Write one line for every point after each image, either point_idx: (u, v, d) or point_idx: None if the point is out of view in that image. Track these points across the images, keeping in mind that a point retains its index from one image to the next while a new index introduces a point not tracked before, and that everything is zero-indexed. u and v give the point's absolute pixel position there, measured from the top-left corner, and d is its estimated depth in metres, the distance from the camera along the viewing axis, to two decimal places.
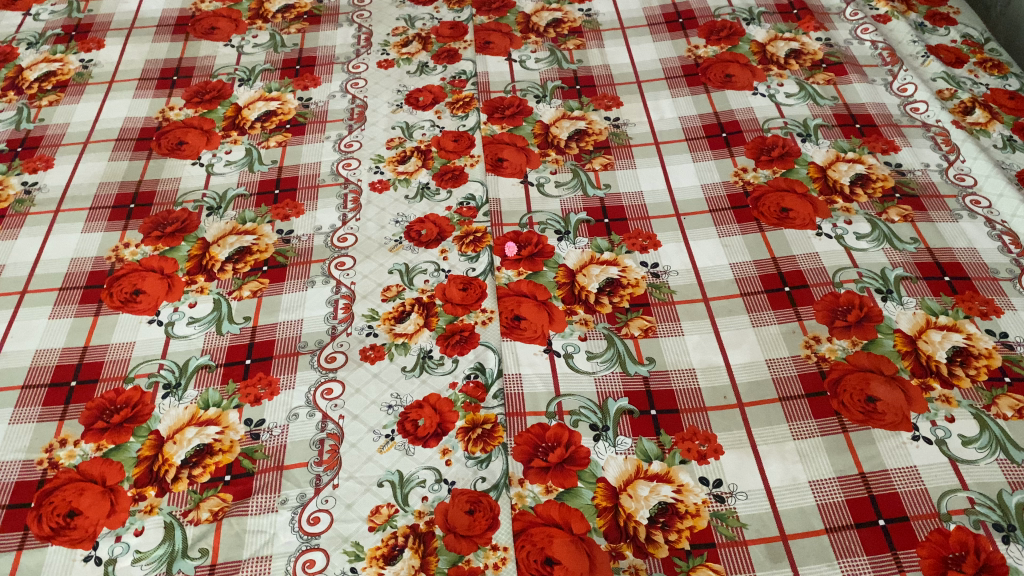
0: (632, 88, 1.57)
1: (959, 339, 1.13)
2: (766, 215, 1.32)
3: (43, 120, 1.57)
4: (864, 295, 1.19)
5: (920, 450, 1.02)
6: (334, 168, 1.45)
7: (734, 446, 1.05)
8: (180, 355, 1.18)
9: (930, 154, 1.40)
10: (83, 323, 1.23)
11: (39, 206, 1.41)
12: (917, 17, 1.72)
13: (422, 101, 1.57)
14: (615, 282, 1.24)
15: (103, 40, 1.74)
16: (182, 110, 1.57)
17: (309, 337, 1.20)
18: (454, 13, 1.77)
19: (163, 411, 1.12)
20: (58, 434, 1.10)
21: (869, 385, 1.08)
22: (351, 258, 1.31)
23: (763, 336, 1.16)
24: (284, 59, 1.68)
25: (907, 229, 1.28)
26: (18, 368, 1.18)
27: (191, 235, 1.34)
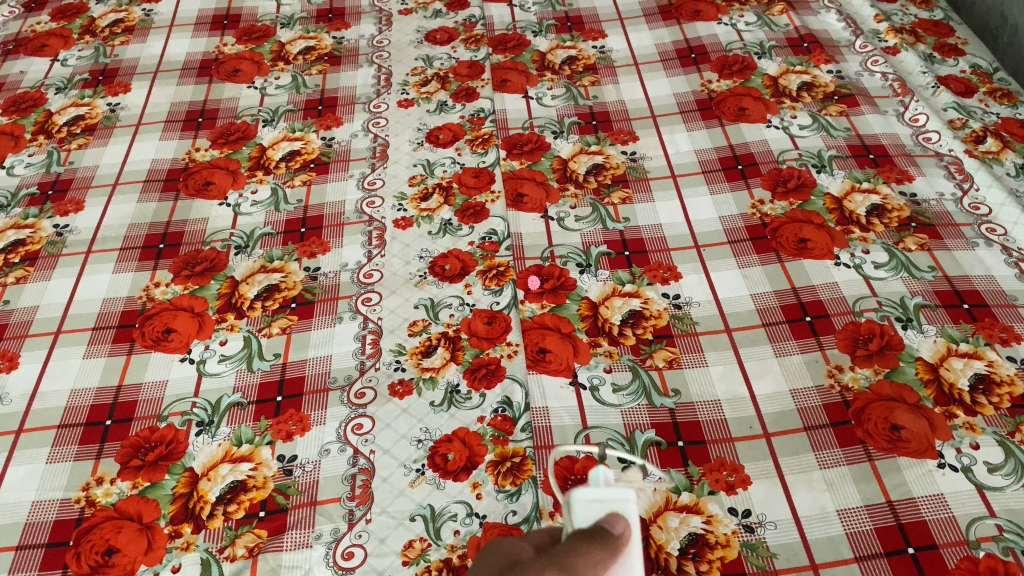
0: (648, 122, 1.60)
1: (981, 366, 1.14)
2: (785, 246, 1.34)
3: (72, 163, 1.61)
4: (884, 324, 1.21)
5: (947, 477, 1.03)
6: (359, 206, 1.48)
7: (762, 476, 1.06)
8: (212, 393, 1.20)
9: (944, 183, 1.42)
10: (117, 362, 1.26)
11: (71, 248, 1.44)
12: (926, 48, 1.75)
13: (442, 139, 1.60)
14: (638, 314, 1.26)
15: (129, 84, 1.79)
16: (208, 151, 1.60)
17: (338, 373, 1.22)
18: (471, 52, 1.81)
19: (198, 449, 1.14)
20: (94, 472, 1.12)
21: (894, 413, 1.10)
22: (377, 293, 1.33)
23: (786, 365, 1.18)
24: (307, 100, 1.72)
25: (924, 257, 1.30)
26: (54, 408, 1.20)
27: (220, 274, 1.37)
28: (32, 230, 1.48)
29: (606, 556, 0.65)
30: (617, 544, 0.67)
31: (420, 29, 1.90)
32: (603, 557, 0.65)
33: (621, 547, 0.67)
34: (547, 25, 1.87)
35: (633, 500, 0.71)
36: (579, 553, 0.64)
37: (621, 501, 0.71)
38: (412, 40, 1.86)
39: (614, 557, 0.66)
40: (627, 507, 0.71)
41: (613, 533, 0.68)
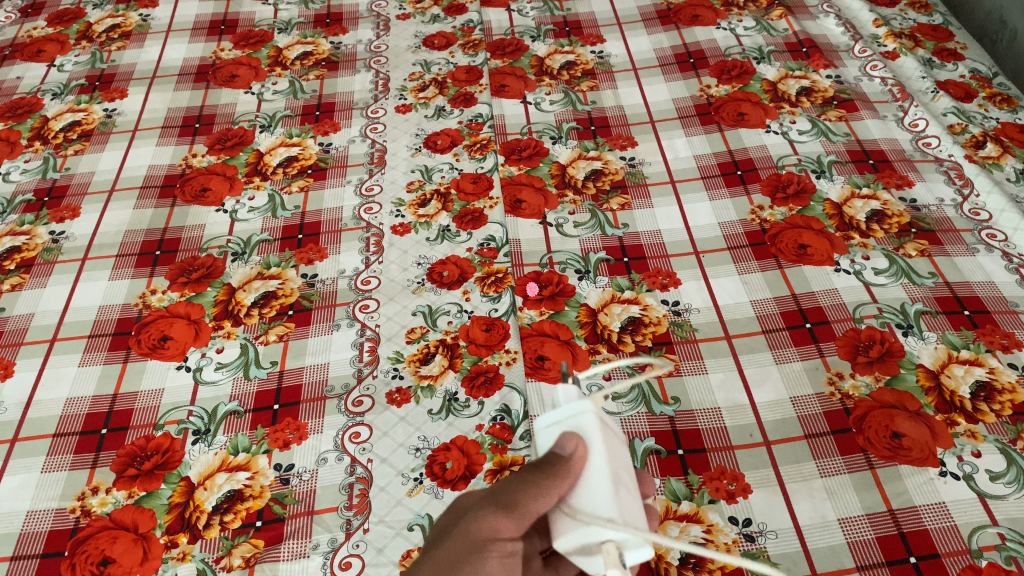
0: (647, 128, 1.60)
1: (982, 373, 1.14)
2: (785, 252, 1.33)
3: (68, 169, 1.60)
4: (885, 330, 1.20)
5: (948, 486, 1.02)
6: (356, 212, 1.47)
7: (762, 485, 1.05)
8: (208, 401, 1.20)
9: (944, 189, 1.42)
10: (112, 370, 1.25)
11: (67, 255, 1.43)
12: (925, 53, 1.74)
13: (440, 144, 1.59)
14: (637, 321, 1.26)
15: (126, 89, 1.78)
16: (205, 157, 1.60)
17: (335, 381, 1.21)
18: (469, 57, 1.80)
19: (194, 457, 1.13)
20: (90, 481, 1.11)
21: (895, 421, 1.09)
22: (375, 300, 1.32)
23: (786, 373, 1.17)
24: (304, 105, 1.71)
25: (924, 263, 1.29)
26: (50, 417, 1.20)
27: (217, 281, 1.36)
28: (28, 237, 1.47)
29: (553, 483, 0.64)
30: (566, 467, 0.65)
31: (418, 34, 1.89)
32: (548, 483, 0.64)
33: (571, 467, 0.65)
34: (545, 30, 1.87)
35: (588, 411, 0.67)
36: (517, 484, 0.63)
37: (579, 415, 0.68)
38: (410, 45, 1.86)
39: (567, 483, 0.65)
40: (585, 420, 0.67)
41: (562, 454, 0.65)
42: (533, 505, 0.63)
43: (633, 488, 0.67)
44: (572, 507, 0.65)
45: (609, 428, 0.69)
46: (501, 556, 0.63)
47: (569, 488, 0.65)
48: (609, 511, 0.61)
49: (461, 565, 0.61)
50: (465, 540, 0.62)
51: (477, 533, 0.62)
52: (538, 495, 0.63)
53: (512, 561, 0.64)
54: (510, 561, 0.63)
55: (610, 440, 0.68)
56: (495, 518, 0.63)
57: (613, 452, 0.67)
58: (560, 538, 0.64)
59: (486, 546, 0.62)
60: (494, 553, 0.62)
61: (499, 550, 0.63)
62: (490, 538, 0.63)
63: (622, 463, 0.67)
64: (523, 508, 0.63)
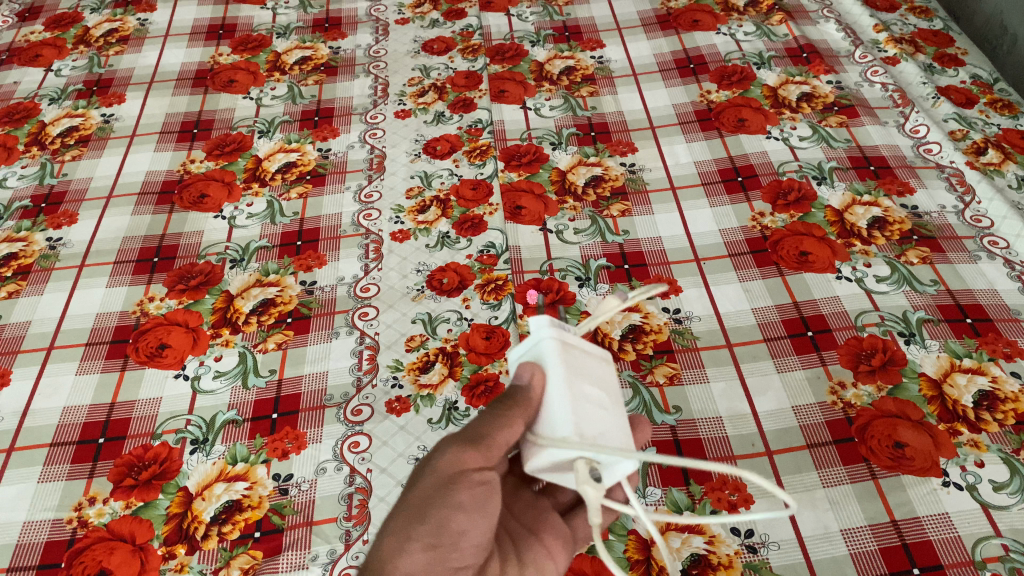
0: (647, 134, 1.59)
1: (985, 382, 1.13)
2: (786, 260, 1.33)
3: (66, 175, 1.59)
4: (887, 339, 1.20)
5: (952, 496, 1.02)
6: (355, 219, 1.47)
7: (764, 495, 1.05)
8: (206, 410, 1.19)
9: (946, 196, 1.41)
10: (110, 378, 1.24)
11: (64, 262, 1.43)
12: (926, 59, 1.74)
13: (439, 150, 1.58)
14: (638, 329, 1.25)
15: (124, 94, 1.77)
16: (203, 163, 1.59)
17: (334, 390, 1.20)
18: (468, 62, 1.79)
19: (192, 467, 1.12)
20: (87, 491, 1.10)
21: (897, 430, 1.09)
22: (374, 308, 1.32)
23: (788, 382, 1.17)
24: (303, 111, 1.70)
25: (926, 271, 1.29)
26: (46, 426, 1.19)
27: (215, 288, 1.36)
28: (25, 243, 1.46)
29: (516, 413, 0.68)
30: (525, 396, 0.69)
31: (417, 39, 1.88)
32: (511, 413, 0.68)
33: (530, 395, 0.69)
34: (545, 35, 1.86)
35: (546, 338, 0.71)
36: (483, 416, 0.70)
37: (539, 343, 0.71)
38: (409, 50, 1.85)
39: (532, 411, 0.69)
40: (544, 348, 0.71)
41: (519, 384, 0.69)
42: (498, 434, 0.68)
43: (606, 402, 0.70)
44: (540, 432, 0.69)
45: (574, 350, 0.72)
46: (471, 486, 0.66)
47: (535, 416, 0.70)
48: (567, 430, 0.65)
49: (431, 498, 0.65)
50: (433, 476, 0.66)
51: (444, 468, 0.67)
52: (501, 426, 0.68)
53: (486, 490, 0.67)
54: (482, 489, 0.66)
55: (574, 360, 0.71)
56: (463, 450, 0.68)
57: (577, 373, 0.70)
58: (533, 461, 0.69)
59: (456, 478, 0.66)
60: (463, 483, 0.66)
61: (469, 479, 0.66)
62: (458, 471, 0.67)
63: (590, 381, 0.71)
64: (489, 439, 0.68)
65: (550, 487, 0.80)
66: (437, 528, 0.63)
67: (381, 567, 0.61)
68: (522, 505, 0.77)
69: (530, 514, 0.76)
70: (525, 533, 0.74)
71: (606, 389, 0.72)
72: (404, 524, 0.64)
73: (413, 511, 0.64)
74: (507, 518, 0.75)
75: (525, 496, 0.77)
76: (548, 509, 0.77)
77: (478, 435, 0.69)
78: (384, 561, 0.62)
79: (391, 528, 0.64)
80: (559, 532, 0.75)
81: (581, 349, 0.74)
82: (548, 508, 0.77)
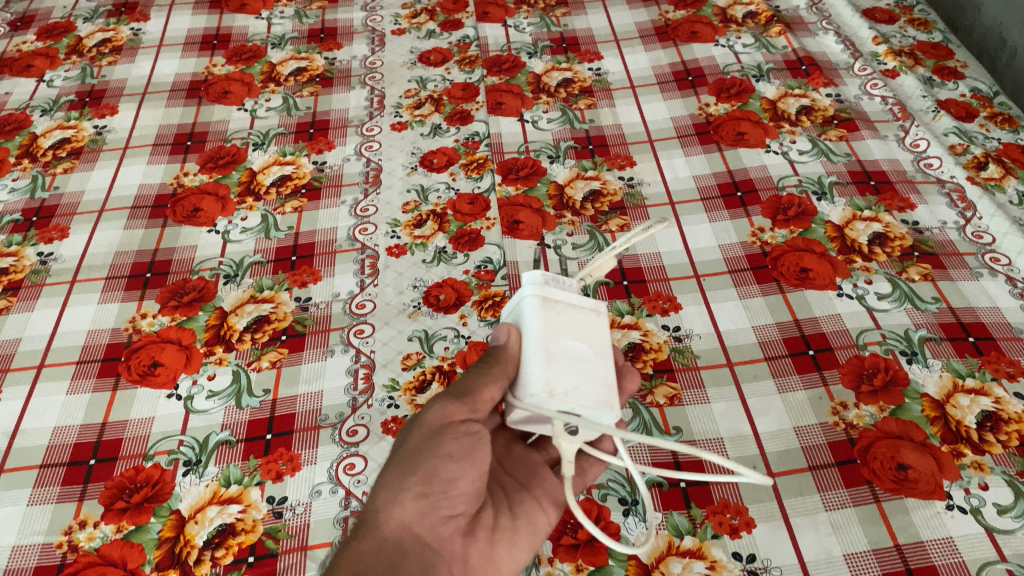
0: (645, 147, 1.58)
1: (988, 403, 1.12)
2: (786, 276, 1.32)
3: (57, 188, 1.57)
4: (888, 358, 1.19)
5: (956, 520, 1.01)
6: (351, 233, 1.45)
7: (766, 519, 1.03)
8: (199, 431, 1.17)
9: (947, 211, 1.40)
10: (101, 398, 1.22)
11: (55, 277, 1.41)
12: (925, 71, 1.73)
13: (437, 163, 1.57)
14: (637, 347, 1.23)
15: (117, 105, 1.75)
16: (197, 176, 1.57)
17: (329, 410, 1.18)
18: (465, 74, 1.78)
19: (184, 490, 1.10)
20: (78, 514, 1.08)
21: (900, 452, 1.07)
22: (370, 325, 1.30)
23: (789, 402, 1.15)
24: (298, 122, 1.69)
25: (927, 288, 1.28)
26: (36, 447, 1.17)
27: (209, 305, 1.34)
28: (15, 258, 1.44)
29: (497, 369, 0.78)
30: (504, 353, 0.79)
31: (413, 49, 1.87)
32: (492, 370, 0.78)
33: (509, 351, 0.79)
34: (542, 47, 1.85)
35: (526, 298, 0.81)
36: (470, 373, 0.79)
37: (522, 302, 0.81)
38: (405, 61, 1.84)
39: (511, 366, 0.79)
40: (524, 307, 0.81)
41: (497, 343, 0.79)
42: (482, 390, 0.78)
43: (584, 353, 0.79)
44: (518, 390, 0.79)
45: (555, 305, 0.81)
46: (458, 435, 0.76)
47: (515, 370, 0.79)
48: (536, 387, 0.75)
49: (421, 448, 0.75)
50: (422, 430, 0.76)
51: (433, 421, 0.77)
52: (486, 382, 0.78)
53: (473, 438, 0.77)
54: (469, 439, 0.76)
55: (552, 316, 0.80)
56: (450, 403, 0.77)
57: (556, 329, 0.79)
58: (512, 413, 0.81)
59: (443, 429, 0.76)
60: (450, 434, 0.76)
61: (457, 430, 0.76)
62: (446, 422, 0.77)
63: (569, 335, 0.80)
64: (474, 394, 0.78)
65: (541, 441, 0.92)
66: (426, 477, 0.73)
67: (375, 516, 0.72)
68: (514, 460, 0.89)
69: (521, 468, 0.88)
70: (515, 485, 0.86)
71: (588, 337, 0.81)
72: (397, 476, 0.74)
73: (405, 460, 0.75)
74: (500, 471, 0.87)
75: (516, 451, 0.90)
76: (540, 464, 0.90)
77: (464, 389, 0.78)
78: (378, 510, 0.72)
79: (385, 479, 0.74)
80: (548, 485, 0.87)
81: (565, 302, 0.82)
82: (539, 462, 0.90)
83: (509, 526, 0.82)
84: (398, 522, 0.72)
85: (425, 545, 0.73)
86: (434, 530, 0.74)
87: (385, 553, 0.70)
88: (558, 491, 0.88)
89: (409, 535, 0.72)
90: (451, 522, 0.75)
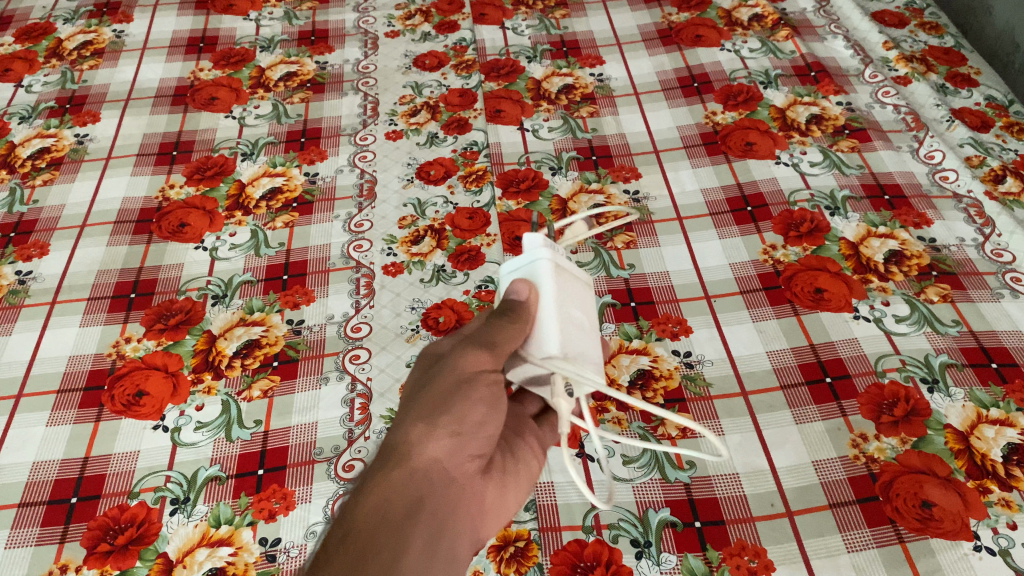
0: (650, 158, 1.52)
1: (1014, 435, 1.07)
2: (800, 297, 1.26)
3: (37, 202, 1.50)
4: (909, 386, 1.14)
5: (984, 562, 0.96)
6: (345, 250, 1.39)
7: (786, 561, 0.98)
8: (187, 465, 1.11)
9: (964, 227, 1.35)
10: (83, 430, 1.16)
11: (35, 298, 1.34)
12: (938, 78, 1.68)
13: (434, 175, 1.51)
14: (647, 374, 1.18)
15: (98, 112, 1.68)
16: (183, 188, 1.51)
17: (324, 443, 1.12)
18: (462, 79, 1.72)
19: (172, 530, 1.04)
20: (58, 558, 1.02)
21: (924, 488, 1.02)
22: (366, 350, 1.24)
23: (807, 434, 1.10)
24: (288, 131, 1.62)
25: (947, 311, 1.23)
26: (14, 484, 1.10)
27: (196, 328, 1.27)
28: None
29: (519, 326, 0.77)
30: (525, 311, 0.78)
31: (408, 53, 1.80)
32: (516, 326, 0.77)
33: (529, 309, 0.78)
34: (542, 50, 1.78)
35: (542, 260, 0.82)
36: (495, 324, 0.76)
37: (535, 265, 0.82)
38: (400, 65, 1.77)
39: (529, 324, 0.78)
40: (539, 270, 0.81)
41: (519, 299, 0.78)
42: (509, 344, 0.76)
43: (583, 323, 0.83)
44: (529, 349, 0.78)
45: (563, 274, 0.83)
46: (488, 384, 0.73)
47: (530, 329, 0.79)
48: (554, 348, 0.77)
49: (451, 390, 0.71)
50: (453, 373, 0.72)
51: (463, 367, 0.73)
52: (511, 336, 0.76)
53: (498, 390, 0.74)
54: (496, 389, 0.73)
55: (563, 284, 0.82)
56: (479, 352, 0.74)
57: (565, 297, 0.82)
58: (517, 370, 0.79)
59: (473, 377, 0.73)
60: (480, 382, 0.73)
61: (486, 379, 0.73)
62: (476, 371, 0.74)
63: (574, 305, 0.83)
64: (503, 347, 0.75)
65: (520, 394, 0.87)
66: (459, 416, 0.70)
67: (406, 448, 0.67)
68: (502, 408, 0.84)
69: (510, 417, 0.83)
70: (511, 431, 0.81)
71: (584, 309, 0.85)
72: (428, 412, 0.69)
73: (435, 398, 0.70)
74: None
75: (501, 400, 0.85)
76: (525, 413, 0.85)
77: (492, 340, 0.75)
78: (410, 443, 0.67)
79: (414, 416, 0.69)
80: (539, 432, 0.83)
81: (567, 271, 0.85)
82: (525, 412, 0.85)
83: (515, 470, 0.76)
84: (429, 456, 0.67)
85: (452, 482, 0.68)
86: (461, 470, 0.70)
87: (415, 487, 0.65)
88: (551, 434, 0.84)
89: (438, 470, 0.68)
90: (473, 462, 0.71)
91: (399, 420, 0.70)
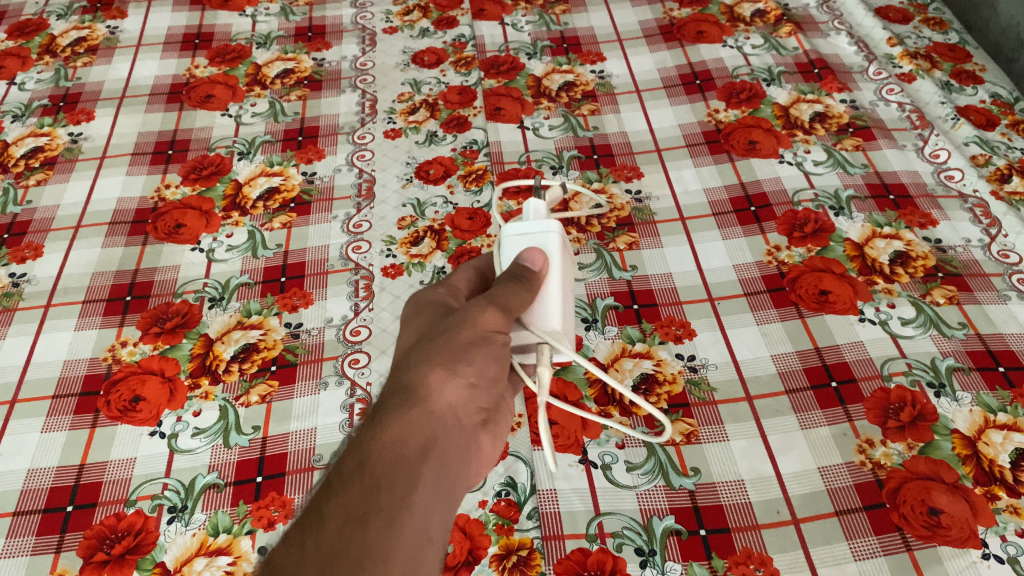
0: (652, 157, 1.50)
1: (1022, 440, 1.06)
2: (805, 299, 1.25)
3: (30, 202, 1.48)
4: (915, 390, 1.12)
5: (992, 570, 0.94)
6: (344, 252, 1.37)
7: (792, 570, 0.97)
8: (185, 473, 1.09)
9: (970, 228, 1.33)
10: (79, 436, 1.14)
11: (29, 301, 1.32)
12: (942, 76, 1.66)
13: (433, 174, 1.49)
14: (650, 378, 1.17)
15: (93, 111, 1.66)
16: (179, 188, 1.49)
17: (323, 449, 1.11)
18: (461, 76, 1.69)
19: (169, 539, 1.03)
20: (54, 568, 1.01)
21: (931, 495, 1.01)
22: (365, 354, 1.22)
23: (813, 440, 1.09)
24: (285, 129, 1.60)
25: (953, 313, 1.21)
26: (9, 492, 1.09)
27: (193, 331, 1.26)
28: None
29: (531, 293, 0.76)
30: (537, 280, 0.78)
31: (406, 50, 1.78)
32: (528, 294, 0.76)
33: (541, 278, 0.79)
34: (542, 47, 1.76)
35: (554, 234, 0.84)
36: (511, 287, 0.75)
37: (546, 239, 0.83)
38: (398, 62, 1.75)
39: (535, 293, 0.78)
40: (549, 243, 0.83)
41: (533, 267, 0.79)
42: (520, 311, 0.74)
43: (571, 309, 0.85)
44: (530, 318, 0.78)
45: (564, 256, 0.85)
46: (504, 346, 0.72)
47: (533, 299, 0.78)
48: (558, 324, 0.78)
49: (471, 344, 0.70)
50: (473, 327, 0.71)
51: (482, 324, 0.71)
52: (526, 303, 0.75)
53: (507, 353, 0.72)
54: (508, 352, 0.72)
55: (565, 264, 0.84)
56: (495, 312, 0.72)
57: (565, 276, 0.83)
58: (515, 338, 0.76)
59: (490, 336, 0.71)
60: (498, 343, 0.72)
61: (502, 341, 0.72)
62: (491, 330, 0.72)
63: (568, 288, 0.85)
64: (516, 312, 0.74)
65: None
66: (478, 368, 0.69)
67: (425, 391, 0.66)
68: None
69: None
70: None
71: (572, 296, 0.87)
72: (448, 359, 0.68)
73: (455, 349, 0.69)
74: None
75: None
76: None
77: (508, 304, 0.73)
78: (429, 386, 0.66)
79: (432, 360, 0.68)
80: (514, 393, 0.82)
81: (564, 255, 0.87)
82: None
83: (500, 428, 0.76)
84: (447, 402, 0.67)
85: (461, 428, 0.68)
86: (469, 419, 0.69)
87: (431, 431, 0.64)
88: None
89: (452, 416, 0.67)
90: (480, 416, 0.70)
91: (417, 361, 0.68)
